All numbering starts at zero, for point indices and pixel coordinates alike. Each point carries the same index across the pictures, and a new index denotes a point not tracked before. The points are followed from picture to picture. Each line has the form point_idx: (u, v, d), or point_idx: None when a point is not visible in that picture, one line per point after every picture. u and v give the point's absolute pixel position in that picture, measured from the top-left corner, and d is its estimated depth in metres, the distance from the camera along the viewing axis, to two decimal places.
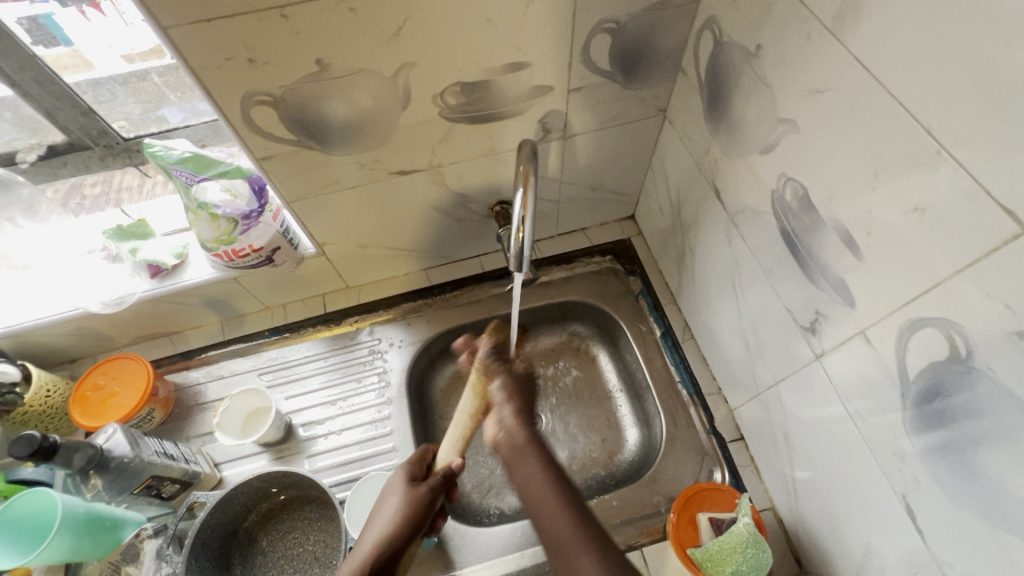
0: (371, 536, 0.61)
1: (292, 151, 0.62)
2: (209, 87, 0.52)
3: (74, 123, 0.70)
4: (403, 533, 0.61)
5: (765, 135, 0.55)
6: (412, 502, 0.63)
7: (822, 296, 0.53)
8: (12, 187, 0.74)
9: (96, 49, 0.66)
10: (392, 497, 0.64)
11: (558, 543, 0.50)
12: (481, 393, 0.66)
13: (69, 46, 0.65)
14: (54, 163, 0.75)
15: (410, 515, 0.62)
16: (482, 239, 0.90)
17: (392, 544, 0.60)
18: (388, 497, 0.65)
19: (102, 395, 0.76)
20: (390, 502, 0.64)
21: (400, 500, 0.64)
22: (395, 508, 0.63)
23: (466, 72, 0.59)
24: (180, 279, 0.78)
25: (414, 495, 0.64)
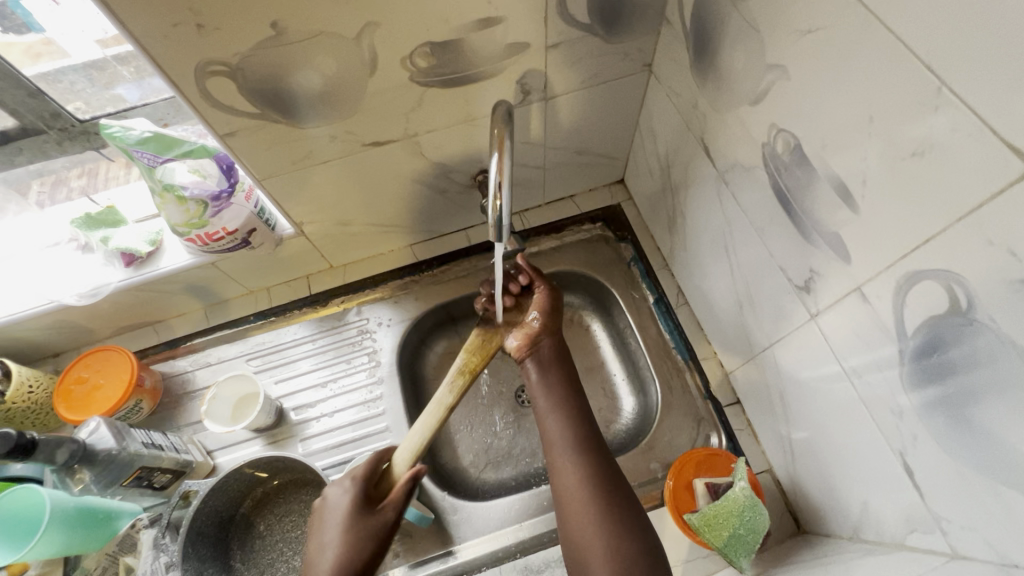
0: (328, 558, 0.56)
1: (256, 126, 0.58)
2: (159, 59, 0.49)
3: (23, 105, 0.66)
4: (368, 548, 0.58)
5: (754, 84, 0.52)
6: (367, 524, 0.59)
7: (817, 253, 0.50)
8: None
9: (70, 36, 0.64)
10: (340, 522, 0.59)
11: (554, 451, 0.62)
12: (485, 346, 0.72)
13: (40, 34, 0.63)
14: (9, 150, 0.72)
15: (368, 533, 0.58)
16: (467, 211, 0.87)
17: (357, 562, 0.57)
18: (332, 510, 0.60)
19: (86, 388, 0.75)
20: (337, 527, 0.58)
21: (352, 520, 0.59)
22: (347, 527, 0.58)
23: (435, 31, 0.55)
24: (155, 266, 0.75)
25: (365, 517, 0.59)
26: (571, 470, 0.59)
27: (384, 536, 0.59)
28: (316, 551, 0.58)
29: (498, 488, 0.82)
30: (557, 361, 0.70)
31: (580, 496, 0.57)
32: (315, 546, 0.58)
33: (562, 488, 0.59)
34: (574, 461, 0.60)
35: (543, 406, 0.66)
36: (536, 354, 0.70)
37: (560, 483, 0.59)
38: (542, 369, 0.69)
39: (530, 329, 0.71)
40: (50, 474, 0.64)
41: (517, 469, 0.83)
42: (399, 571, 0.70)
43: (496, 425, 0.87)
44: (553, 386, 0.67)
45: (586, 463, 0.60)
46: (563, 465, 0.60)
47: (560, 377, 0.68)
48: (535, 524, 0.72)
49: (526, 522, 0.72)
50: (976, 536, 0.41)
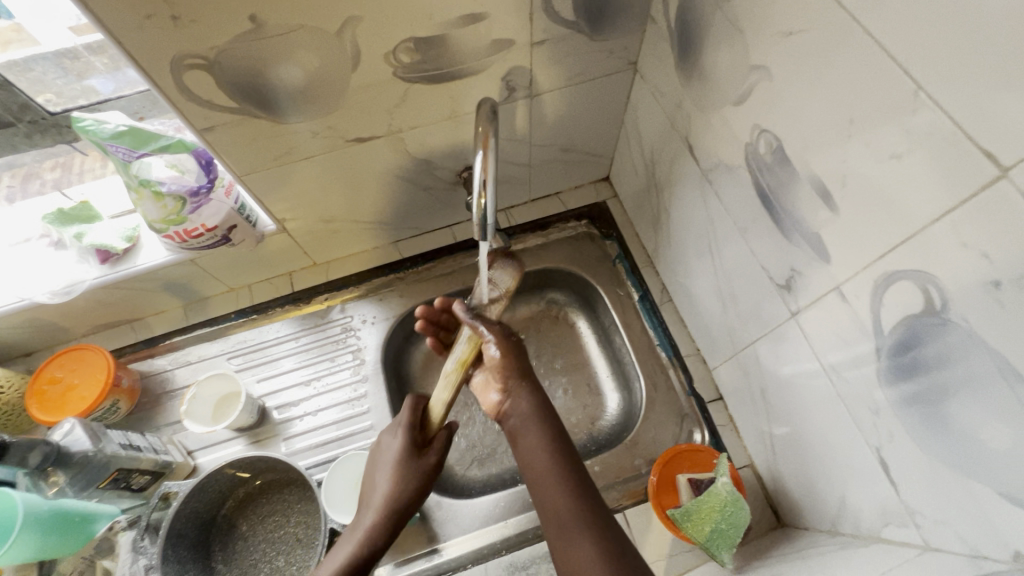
0: (380, 493, 0.62)
1: (236, 121, 0.57)
2: (132, 51, 0.47)
3: None
4: (413, 491, 0.62)
5: (738, 84, 0.52)
6: (412, 469, 0.63)
7: (797, 252, 0.51)
8: None
9: (39, 24, 0.62)
10: (390, 464, 0.64)
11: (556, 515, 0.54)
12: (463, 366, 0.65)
13: (10, 20, 0.61)
14: None
15: (416, 475, 0.63)
16: (453, 208, 0.86)
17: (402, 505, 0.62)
18: (385, 453, 0.66)
19: (60, 388, 0.73)
20: (387, 471, 0.63)
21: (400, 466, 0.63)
22: (395, 469, 0.63)
23: (419, 26, 0.55)
24: (132, 264, 0.74)
25: (413, 461, 0.63)
26: (576, 539, 0.52)
27: (429, 478, 0.64)
28: (370, 487, 0.64)
29: (484, 485, 0.82)
30: (541, 412, 0.61)
31: (587, 563, 0.50)
32: (369, 485, 0.64)
33: (568, 559, 0.52)
34: (580, 533, 0.52)
35: (540, 469, 0.57)
36: (515, 409, 0.62)
37: (567, 560, 0.51)
38: (525, 424, 0.61)
39: (496, 371, 0.63)
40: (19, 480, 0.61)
41: (502, 467, 0.83)
42: (383, 570, 0.70)
43: (482, 422, 0.87)
44: (543, 441, 0.59)
45: (594, 537, 0.51)
46: (569, 539, 0.52)
47: (549, 435, 0.59)
48: (521, 521, 0.72)
49: (511, 519, 0.72)
50: (949, 529, 0.42)
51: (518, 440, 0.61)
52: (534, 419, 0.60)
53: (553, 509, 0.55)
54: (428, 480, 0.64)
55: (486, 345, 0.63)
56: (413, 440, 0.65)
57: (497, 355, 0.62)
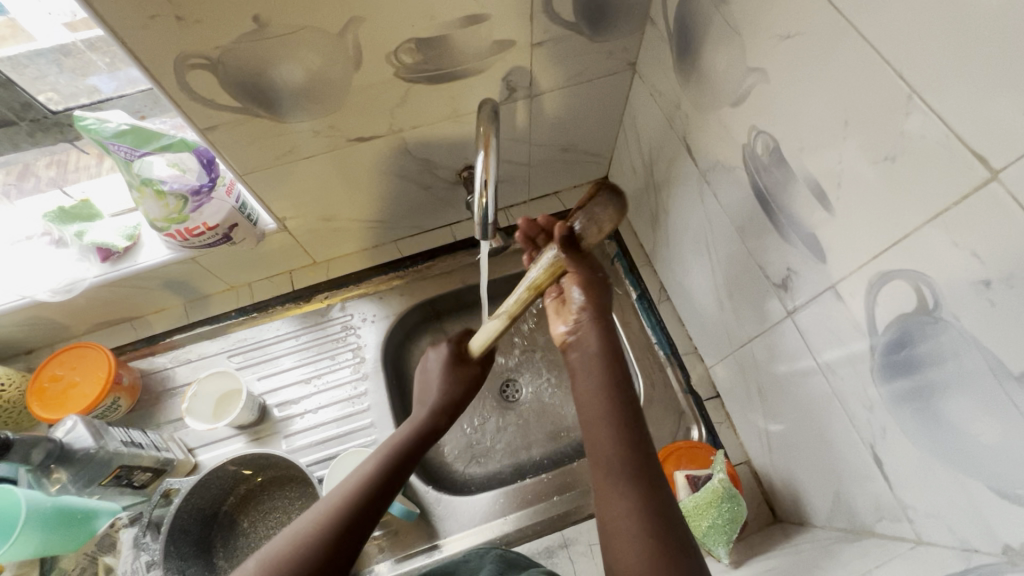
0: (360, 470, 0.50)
1: (238, 120, 0.57)
2: (137, 51, 0.48)
3: None
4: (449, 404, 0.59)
5: (736, 86, 0.53)
6: (453, 381, 0.61)
7: (793, 252, 0.52)
8: None
9: (34, 17, 0.61)
10: (436, 377, 0.62)
11: (600, 461, 0.45)
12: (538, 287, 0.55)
13: (3, 15, 0.60)
14: None
15: (453, 392, 0.60)
16: (453, 207, 0.87)
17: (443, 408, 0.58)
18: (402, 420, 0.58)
19: (62, 386, 0.73)
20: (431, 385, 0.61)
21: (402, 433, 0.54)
22: (443, 374, 0.62)
23: (421, 27, 0.55)
24: (133, 262, 0.74)
25: (452, 377, 0.61)
26: (615, 490, 0.44)
27: (466, 396, 0.61)
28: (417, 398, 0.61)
29: (483, 482, 0.83)
30: (608, 355, 0.49)
31: (623, 517, 0.42)
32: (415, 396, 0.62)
33: (605, 510, 0.44)
34: (623, 486, 0.43)
35: (591, 414, 0.47)
36: (582, 345, 0.51)
37: (604, 510, 0.44)
38: (586, 363, 0.50)
39: (572, 305, 0.53)
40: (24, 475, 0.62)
41: (502, 464, 0.84)
42: (384, 566, 0.70)
43: (481, 419, 0.87)
44: (599, 386, 0.48)
45: (637, 492, 0.43)
46: (610, 491, 0.44)
47: (608, 383, 0.48)
48: (520, 517, 0.73)
49: (511, 515, 0.73)
50: (940, 523, 0.43)
51: (576, 380, 0.50)
52: (597, 360, 0.49)
53: (594, 453, 0.46)
54: (470, 388, 0.62)
55: (571, 285, 0.52)
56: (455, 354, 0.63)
57: (580, 296, 0.52)
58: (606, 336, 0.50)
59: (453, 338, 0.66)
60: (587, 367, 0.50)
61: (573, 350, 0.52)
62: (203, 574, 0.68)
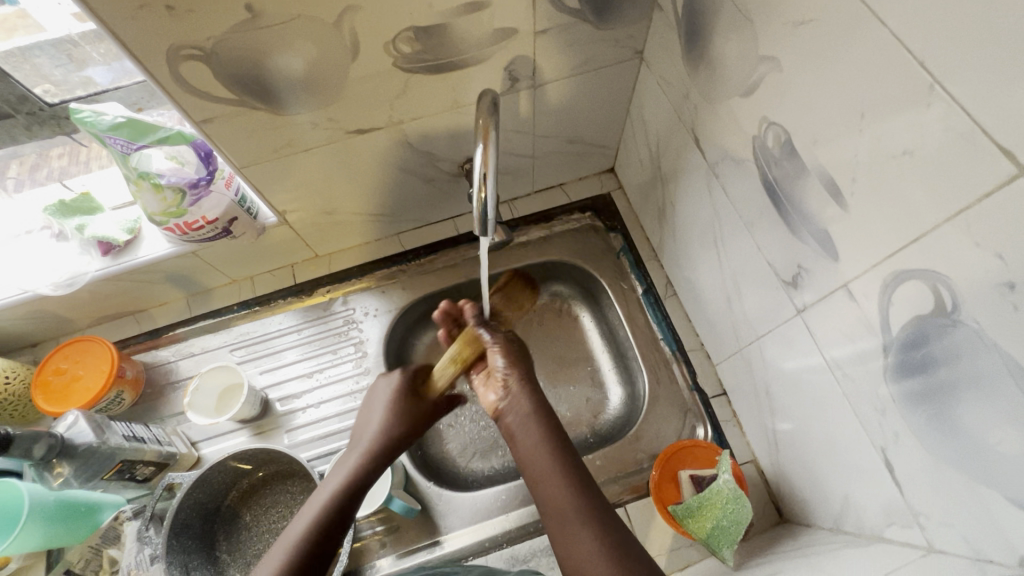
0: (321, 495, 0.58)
1: (234, 113, 0.56)
2: (128, 42, 0.46)
3: None
4: (402, 431, 0.64)
5: (746, 76, 0.50)
6: (403, 412, 0.66)
7: (804, 249, 0.50)
8: None
9: (44, 10, 0.61)
10: (386, 405, 0.67)
11: (559, 510, 0.54)
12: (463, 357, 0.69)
13: (15, 6, 0.60)
14: None
15: (403, 418, 0.65)
16: (455, 200, 0.85)
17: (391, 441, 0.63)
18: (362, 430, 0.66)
19: (65, 379, 0.73)
20: (380, 414, 0.66)
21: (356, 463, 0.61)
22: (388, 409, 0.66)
23: (419, 15, 0.53)
24: (134, 256, 0.74)
25: (405, 406, 0.66)
26: (578, 536, 0.52)
27: (421, 425, 0.66)
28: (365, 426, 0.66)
29: (485, 477, 0.82)
30: (539, 413, 0.62)
31: (590, 564, 0.50)
32: (361, 428, 0.66)
33: (569, 555, 0.52)
34: (580, 527, 0.52)
35: (539, 468, 0.57)
36: (514, 408, 0.63)
37: (572, 553, 0.51)
38: (524, 428, 0.61)
39: (500, 374, 0.66)
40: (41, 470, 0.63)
41: (504, 459, 0.84)
42: (386, 561, 0.70)
43: (484, 415, 0.87)
44: (537, 441, 0.59)
45: (596, 528, 0.52)
46: (569, 531, 0.53)
47: (545, 432, 0.59)
48: (522, 514, 0.72)
49: (513, 512, 0.72)
50: (953, 531, 0.42)
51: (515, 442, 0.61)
52: (533, 419, 0.61)
53: (552, 502, 0.55)
54: (423, 420, 0.66)
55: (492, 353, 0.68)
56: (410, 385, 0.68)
57: (503, 363, 0.66)
58: (534, 391, 0.64)
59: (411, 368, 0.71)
60: (522, 426, 0.62)
61: (508, 416, 0.63)
62: (206, 568, 0.69)
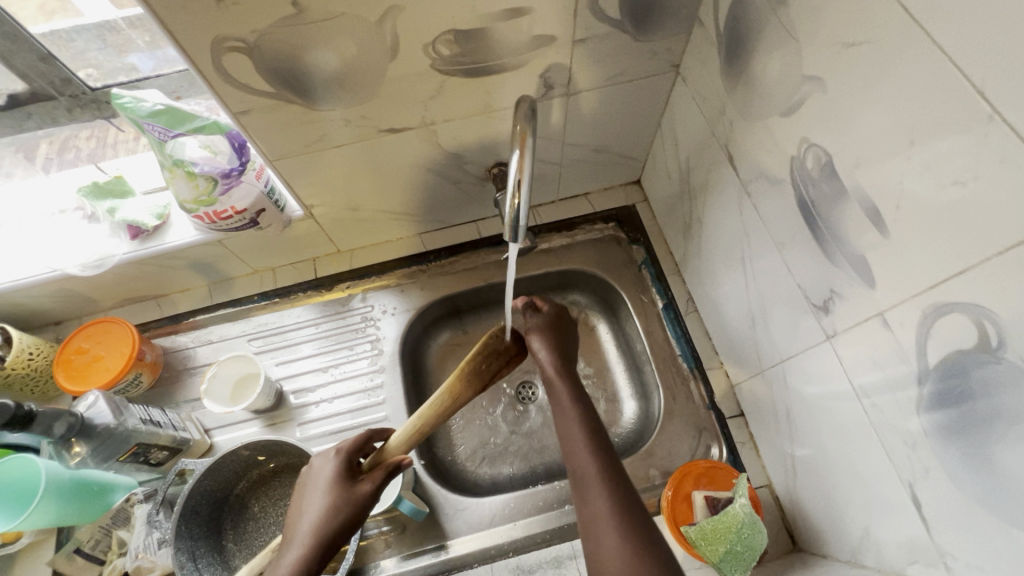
0: (307, 523, 0.54)
1: (271, 106, 0.57)
2: (174, 31, 0.47)
3: (33, 69, 0.64)
4: (341, 520, 0.54)
5: (788, 95, 0.50)
6: (343, 495, 0.56)
7: (838, 274, 0.49)
8: None
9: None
10: (323, 488, 0.57)
11: (579, 476, 0.48)
12: (452, 389, 0.60)
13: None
14: (18, 114, 0.70)
15: (345, 503, 0.55)
16: (480, 203, 0.85)
17: (330, 533, 0.53)
18: (315, 476, 0.59)
19: (87, 359, 0.74)
20: (320, 495, 0.56)
21: (333, 490, 0.56)
22: (325, 497, 0.56)
23: (460, 18, 0.53)
24: (161, 241, 0.74)
25: (344, 489, 0.57)
26: (596, 501, 0.46)
27: (364, 510, 0.56)
28: (297, 516, 0.56)
29: (493, 484, 0.82)
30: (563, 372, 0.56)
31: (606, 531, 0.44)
32: (297, 515, 0.56)
33: (585, 522, 0.46)
34: (599, 491, 0.46)
35: (563, 424, 0.52)
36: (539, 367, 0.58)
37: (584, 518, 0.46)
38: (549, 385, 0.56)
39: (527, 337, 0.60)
40: (21, 458, 0.62)
41: (513, 466, 0.83)
42: (389, 562, 0.70)
43: (495, 420, 0.86)
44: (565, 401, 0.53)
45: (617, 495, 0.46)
46: (584, 495, 0.47)
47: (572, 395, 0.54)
48: (530, 524, 0.71)
49: (520, 521, 0.72)
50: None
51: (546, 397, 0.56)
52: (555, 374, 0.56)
53: (575, 465, 0.49)
54: (367, 502, 0.56)
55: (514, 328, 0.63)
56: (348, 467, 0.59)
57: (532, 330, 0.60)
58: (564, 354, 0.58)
59: (352, 444, 0.61)
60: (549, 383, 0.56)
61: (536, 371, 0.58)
62: (213, 556, 0.69)
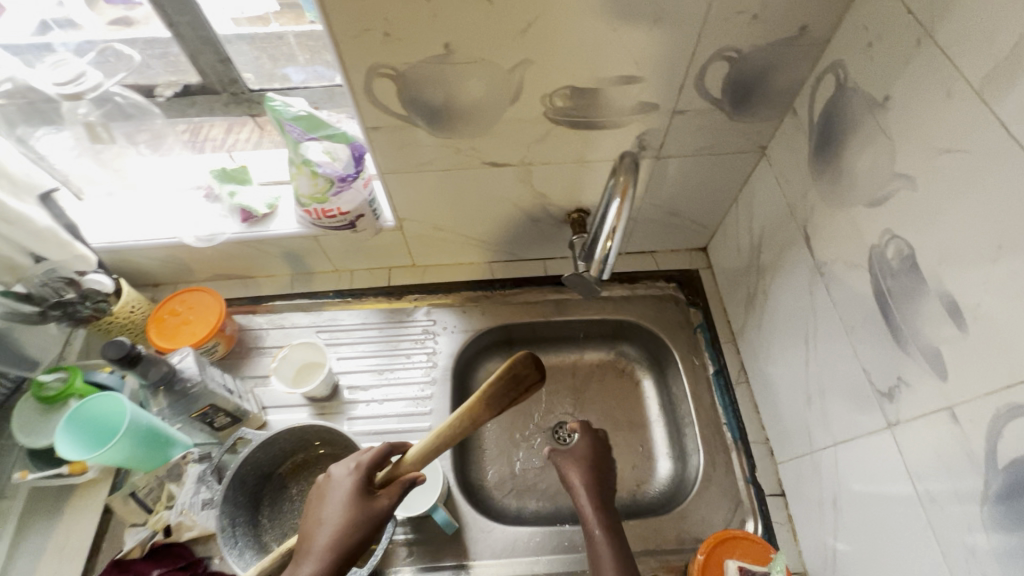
0: (326, 533, 0.54)
1: (398, 127, 0.65)
2: (343, 54, 0.56)
3: (212, 69, 0.74)
4: (361, 534, 0.55)
5: (876, 189, 0.53)
6: (361, 509, 0.56)
7: (908, 362, 0.50)
8: (146, 118, 0.79)
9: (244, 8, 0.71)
10: (341, 501, 0.57)
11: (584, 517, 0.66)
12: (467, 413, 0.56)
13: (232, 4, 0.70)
14: (184, 103, 0.80)
15: (365, 519, 0.55)
16: (552, 243, 0.91)
17: (348, 545, 0.54)
18: (334, 486, 0.59)
19: (177, 321, 0.82)
20: (338, 506, 0.56)
21: (352, 503, 0.56)
22: (345, 508, 0.56)
23: (579, 78, 0.60)
24: (265, 228, 0.82)
25: (362, 503, 0.57)
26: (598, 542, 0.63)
27: (380, 525, 0.57)
28: (312, 526, 0.56)
29: (518, 516, 0.82)
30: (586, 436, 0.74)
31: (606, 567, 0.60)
32: (313, 523, 0.56)
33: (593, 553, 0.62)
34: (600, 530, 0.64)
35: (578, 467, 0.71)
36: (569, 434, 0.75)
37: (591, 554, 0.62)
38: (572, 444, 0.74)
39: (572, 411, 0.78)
40: (98, 400, 0.68)
41: (540, 503, 0.83)
42: (407, 571, 0.71)
43: (529, 454, 0.88)
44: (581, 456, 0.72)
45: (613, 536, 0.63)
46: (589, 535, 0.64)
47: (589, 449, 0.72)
48: (553, 562, 0.71)
49: (543, 557, 0.72)
50: None
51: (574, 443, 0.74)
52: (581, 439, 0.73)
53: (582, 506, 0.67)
54: (386, 517, 0.56)
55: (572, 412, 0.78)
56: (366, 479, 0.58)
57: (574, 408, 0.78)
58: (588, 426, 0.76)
59: (368, 458, 0.60)
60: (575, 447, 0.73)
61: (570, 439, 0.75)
62: (249, 528, 0.72)
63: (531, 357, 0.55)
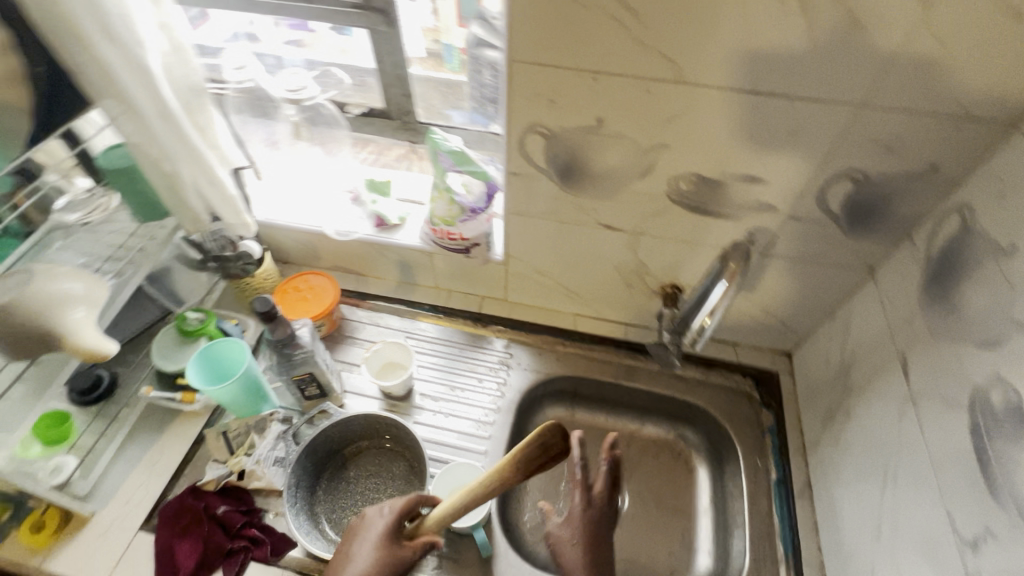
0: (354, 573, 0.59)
1: (535, 177, 0.74)
2: (512, 110, 0.66)
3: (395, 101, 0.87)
4: None
5: (988, 331, 0.53)
6: (387, 557, 0.60)
7: (999, 514, 0.49)
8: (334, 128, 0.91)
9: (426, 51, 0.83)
10: (372, 543, 0.61)
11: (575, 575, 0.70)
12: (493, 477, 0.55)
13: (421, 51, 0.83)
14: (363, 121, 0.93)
15: (388, 568, 0.59)
16: (639, 311, 0.95)
17: None
18: (366, 526, 0.63)
19: (298, 295, 0.93)
20: (368, 548, 0.60)
21: (380, 548, 0.60)
22: (372, 553, 0.60)
23: (707, 169, 0.67)
24: (392, 236, 0.94)
25: (389, 550, 0.61)
26: None
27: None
28: (343, 561, 0.61)
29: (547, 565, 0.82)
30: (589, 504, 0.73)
31: None
32: (344, 558, 0.61)
33: None
34: None
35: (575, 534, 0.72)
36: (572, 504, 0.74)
37: None
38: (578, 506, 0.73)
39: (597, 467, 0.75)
40: (223, 346, 0.78)
41: None
42: None
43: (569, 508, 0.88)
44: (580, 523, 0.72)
45: None
46: None
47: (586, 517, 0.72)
48: None
49: None
50: None
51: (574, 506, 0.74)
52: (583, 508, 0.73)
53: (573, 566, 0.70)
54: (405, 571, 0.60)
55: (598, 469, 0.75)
56: (394, 528, 0.62)
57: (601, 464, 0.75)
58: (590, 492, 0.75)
59: (400, 508, 0.63)
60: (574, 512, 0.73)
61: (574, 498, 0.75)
62: (307, 494, 0.78)
63: (558, 429, 0.50)
